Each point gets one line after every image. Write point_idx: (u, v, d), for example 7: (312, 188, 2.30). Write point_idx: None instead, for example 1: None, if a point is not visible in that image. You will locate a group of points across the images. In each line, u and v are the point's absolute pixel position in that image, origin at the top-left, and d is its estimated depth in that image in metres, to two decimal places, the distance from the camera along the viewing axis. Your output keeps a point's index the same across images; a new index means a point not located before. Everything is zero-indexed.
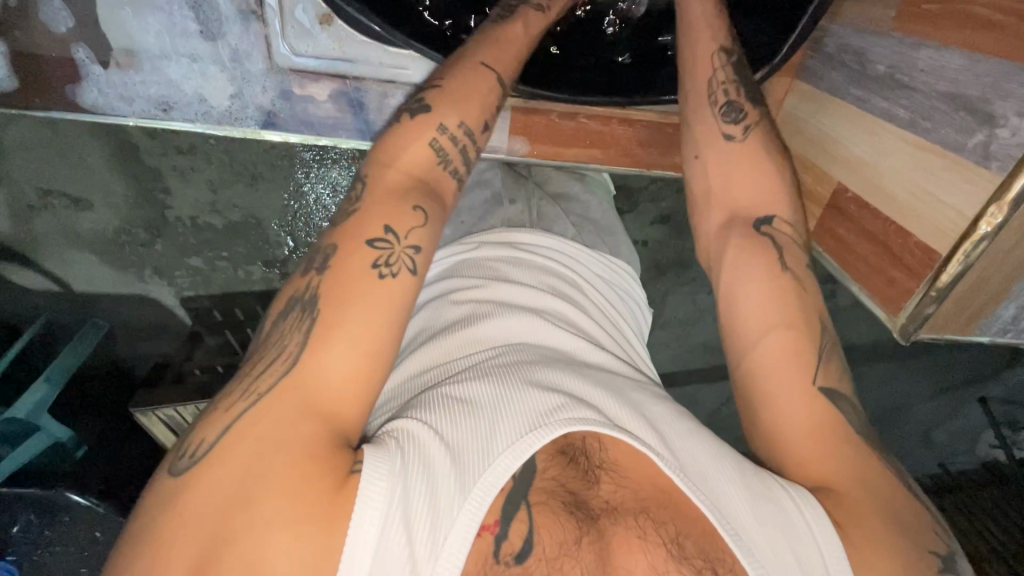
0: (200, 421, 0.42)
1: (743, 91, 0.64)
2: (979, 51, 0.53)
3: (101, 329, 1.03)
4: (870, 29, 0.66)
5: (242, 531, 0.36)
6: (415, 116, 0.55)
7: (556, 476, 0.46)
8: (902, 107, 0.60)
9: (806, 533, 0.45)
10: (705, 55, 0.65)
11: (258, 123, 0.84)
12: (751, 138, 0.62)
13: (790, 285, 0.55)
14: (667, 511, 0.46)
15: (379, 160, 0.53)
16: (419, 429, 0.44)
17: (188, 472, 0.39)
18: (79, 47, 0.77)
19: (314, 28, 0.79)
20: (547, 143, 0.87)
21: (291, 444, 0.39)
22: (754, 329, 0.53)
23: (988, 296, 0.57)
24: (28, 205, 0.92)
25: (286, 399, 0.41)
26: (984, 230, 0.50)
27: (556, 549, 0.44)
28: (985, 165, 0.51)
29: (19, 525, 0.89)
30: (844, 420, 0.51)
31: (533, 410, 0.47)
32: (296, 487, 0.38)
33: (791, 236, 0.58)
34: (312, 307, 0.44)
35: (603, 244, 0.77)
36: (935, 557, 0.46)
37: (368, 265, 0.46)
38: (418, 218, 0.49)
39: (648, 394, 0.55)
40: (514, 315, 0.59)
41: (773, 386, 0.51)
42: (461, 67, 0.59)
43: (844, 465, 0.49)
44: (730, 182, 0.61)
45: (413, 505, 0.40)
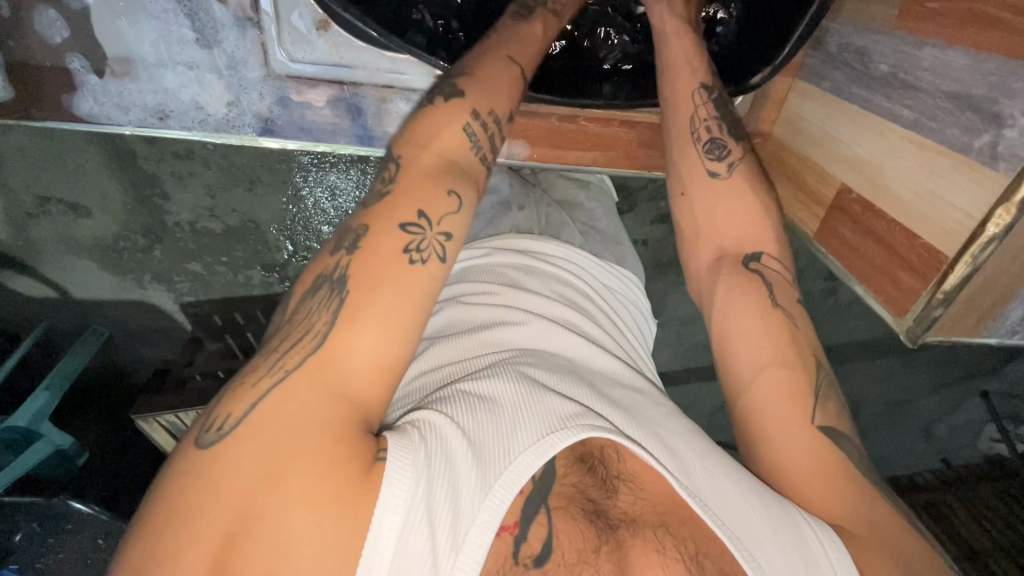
0: (224, 394, 0.41)
1: (726, 128, 0.64)
2: (984, 50, 0.52)
3: (101, 335, 1.04)
4: (871, 27, 0.65)
5: (266, 515, 0.36)
6: (450, 100, 0.55)
7: (576, 483, 0.46)
8: (905, 107, 0.60)
9: (820, 553, 0.44)
10: (685, 94, 0.65)
11: (256, 130, 0.83)
12: (737, 174, 0.62)
13: (783, 322, 0.54)
14: (687, 527, 0.46)
15: (413, 142, 0.52)
16: (442, 422, 0.43)
17: (216, 445, 0.37)
18: (74, 57, 0.77)
19: (311, 34, 0.78)
20: (547, 146, 0.87)
21: (320, 426, 0.39)
22: (749, 365, 0.53)
23: (997, 298, 0.56)
24: (26, 212, 0.91)
25: (317, 380, 0.40)
26: (992, 232, 0.50)
27: (575, 555, 0.43)
28: (993, 166, 0.50)
29: (21, 534, 0.89)
30: (846, 459, 0.50)
31: (555, 410, 0.47)
32: (321, 475, 0.37)
33: (779, 272, 0.57)
34: (341, 287, 0.44)
35: (608, 252, 0.75)
36: None
37: (400, 249, 0.46)
38: (452, 204, 0.49)
39: (664, 411, 0.54)
40: (528, 320, 0.58)
41: (772, 427, 0.51)
42: (488, 58, 0.60)
43: (845, 502, 0.48)
44: (717, 217, 0.61)
45: (436, 499, 0.39)
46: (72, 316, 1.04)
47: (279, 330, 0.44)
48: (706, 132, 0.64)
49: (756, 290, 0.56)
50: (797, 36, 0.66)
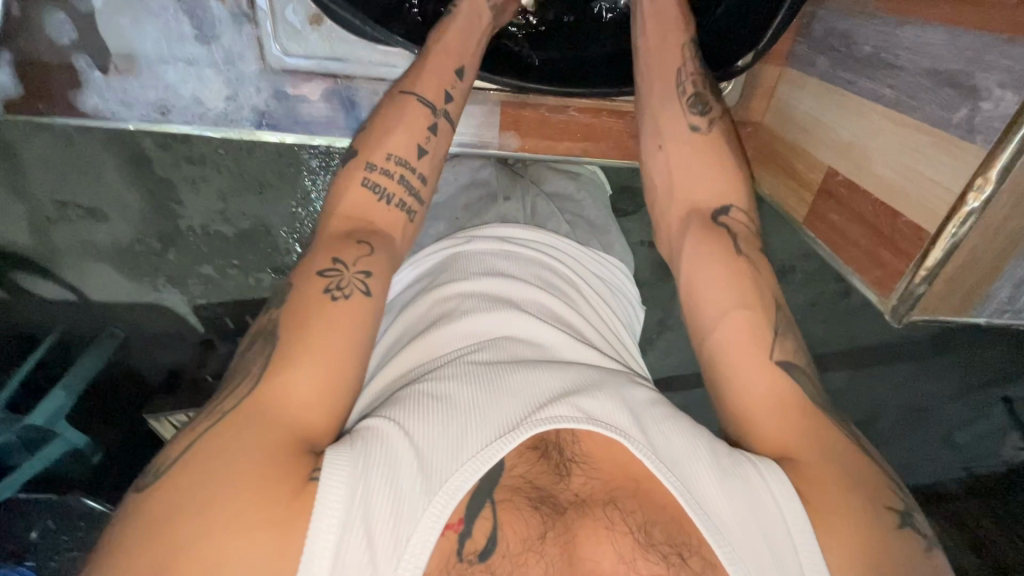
0: (173, 437, 0.44)
1: (708, 84, 0.64)
2: (960, 25, 0.52)
3: (117, 338, 1.02)
4: (855, 11, 0.65)
5: (199, 537, 0.37)
6: (348, 163, 0.59)
7: (525, 474, 0.45)
8: (887, 87, 0.60)
9: (768, 499, 0.44)
10: (674, 46, 0.64)
11: (253, 123, 0.86)
12: (716, 130, 0.62)
13: (745, 269, 0.54)
14: (636, 500, 0.45)
15: (325, 210, 0.57)
16: (388, 428, 0.44)
17: (153, 486, 0.40)
18: (80, 56, 0.80)
19: (303, 29, 0.80)
20: (538, 138, 0.88)
21: (251, 452, 0.40)
22: (713, 311, 0.53)
23: (981, 275, 0.55)
24: (46, 217, 0.94)
25: (246, 419, 0.42)
26: (972, 205, 0.49)
27: (520, 544, 0.43)
28: (969, 139, 0.50)
29: (37, 531, 0.93)
30: (805, 395, 0.49)
31: (507, 411, 0.47)
32: (250, 495, 0.39)
33: (745, 224, 0.58)
34: (273, 337, 0.47)
35: (596, 241, 0.76)
36: (893, 513, 0.45)
37: (321, 291, 0.49)
38: (362, 249, 0.53)
39: (631, 381, 0.53)
40: (496, 317, 0.58)
41: (734, 369, 0.50)
42: (391, 101, 0.62)
43: (807, 436, 0.47)
44: (689, 171, 0.61)
45: (375, 504, 0.40)
46: (91, 318, 1.03)
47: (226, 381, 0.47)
48: (692, 86, 0.63)
49: (721, 242, 0.56)
50: (778, 24, 0.66)
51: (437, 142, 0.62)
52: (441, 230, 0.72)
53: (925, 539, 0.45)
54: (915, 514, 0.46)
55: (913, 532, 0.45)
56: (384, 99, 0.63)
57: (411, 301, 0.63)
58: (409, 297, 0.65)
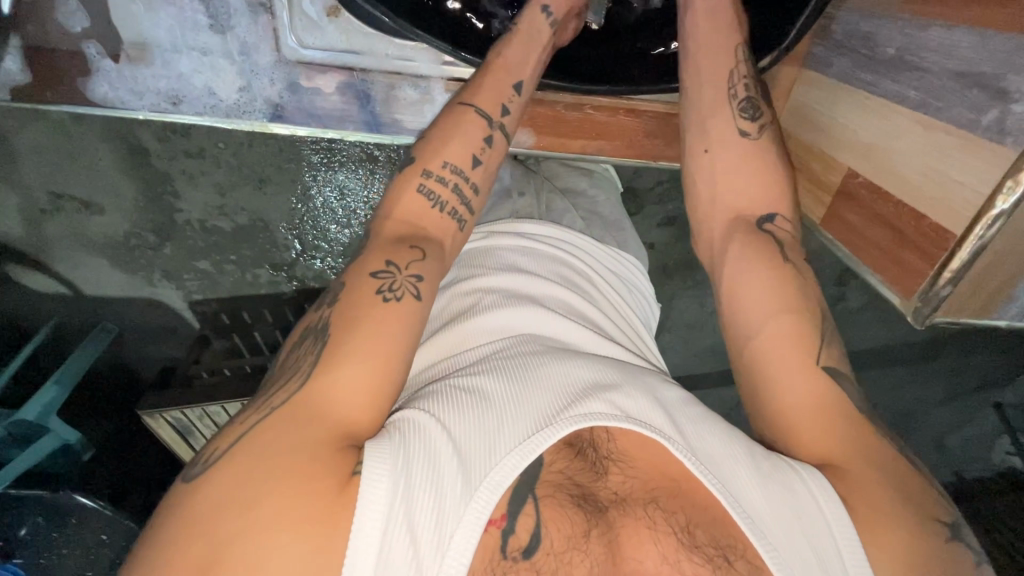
0: (219, 432, 0.44)
1: (760, 90, 0.64)
2: (990, 27, 0.52)
3: (111, 333, 1.05)
4: (877, 12, 0.66)
5: (246, 533, 0.36)
6: (404, 168, 0.58)
7: (564, 470, 0.45)
8: (912, 88, 0.60)
9: (811, 505, 0.44)
10: (721, 47, 0.64)
11: (266, 116, 0.84)
12: (766, 137, 0.62)
13: (790, 274, 0.55)
14: (677, 500, 0.45)
15: (380, 213, 0.56)
16: (425, 422, 0.43)
17: (198, 479, 0.39)
18: (91, 43, 0.78)
19: (320, 20, 0.79)
20: (552, 134, 0.87)
21: (298, 448, 0.40)
22: (756, 316, 0.53)
23: (1005, 278, 0.55)
24: (40, 209, 0.93)
25: (293, 414, 0.41)
26: (1000, 208, 0.49)
27: (564, 542, 0.43)
28: (999, 141, 0.50)
29: (26, 528, 0.87)
30: (848, 399, 0.50)
31: (543, 407, 0.46)
32: (297, 490, 0.38)
33: (790, 235, 0.58)
34: (324, 332, 0.46)
35: (611, 238, 0.76)
36: (942, 524, 0.45)
37: (373, 292, 0.48)
38: (416, 254, 0.52)
39: (661, 378, 0.53)
40: (521, 312, 0.57)
41: (777, 372, 0.50)
42: (449, 111, 0.61)
43: (844, 440, 0.48)
44: (734, 181, 0.60)
45: (417, 500, 0.39)
46: (82, 314, 1.05)
47: (273, 377, 0.47)
48: (743, 90, 0.63)
49: (767, 246, 0.56)
50: (802, 23, 0.66)
51: (490, 153, 0.61)
52: None
53: (974, 553, 0.45)
54: (964, 528, 0.46)
55: (963, 547, 0.45)
56: (444, 108, 0.62)
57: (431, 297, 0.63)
58: None
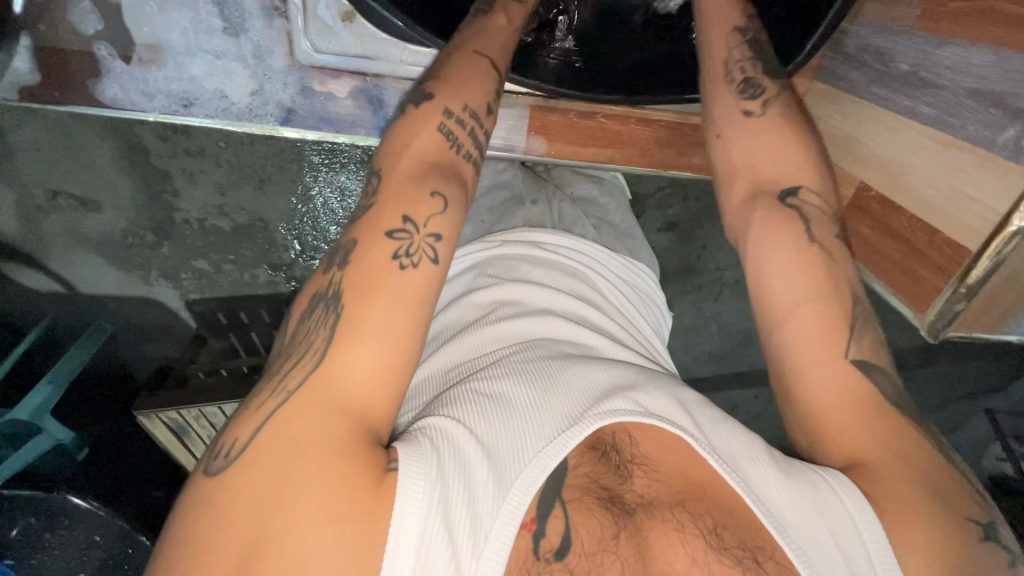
0: (230, 422, 0.42)
1: (761, 67, 0.60)
2: (1006, 47, 0.53)
3: (105, 331, 1.03)
4: (891, 28, 0.66)
5: (282, 529, 0.36)
6: (421, 104, 0.55)
7: (589, 473, 0.45)
8: (926, 104, 0.60)
9: (835, 503, 0.44)
10: (717, 37, 0.62)
11: (277, 119, 0.84)
12: (772, 112, 0.59)
13: (819, 257, 0.52)
14: (703, 503, 0.45)
15: (393, 149, 0.53)
16: (452, 427, 0.43)
17: (222, 474, 0.38)
18: (102, 45, 0.78)
19: (336, 26, 0.79)
20: (563, 142, 0.87)
21: (322, 441, 0.39)
22: (783, 304, 0.51)
23: (1018, 294, 0.56)
24: (37, 205, 0.92)
25: (314, 394, 0.40)
26: (1016, 226, 0.50)
27: (594, 544, 0.43)
28: (1016, 161, 0.51)
29: (18, 529, 0.84)
30: (880, 397, 0.48)
31: (568, 407, 0.47)
32: (330, 484, 0.37)
33: (818, 207, 0.55)
34: (336, 303, 0.44)
35: (623, 246, 0.76)
36: (972, 524, 0.44)
37: (389, 256, 0.45)
38: (435, 204, 0.49)
39: (675, 383, 0.53)
40: (534, 321, 0.58)
41: (806, 363, 0.49)
42: (457, 57, 0.60)
43: (880, 437, 0.47)
44: (753, 156, 0.58)
45: (450, 502, 0.39)
46: (77, 313, 1.04)
47: (281, 354, 0.45)
48: (740, 73, 0.60)
49: (790, 225, 0.53)
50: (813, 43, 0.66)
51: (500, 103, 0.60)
52: (467, 233, 0.72)
53: (1005, 550, 0.45)
54: (999, 528, 0.45)
55: (995, 546, 0.44)
56: (454, 53, 0.60)
57: (443, 307, 0.63)
58: (439, 304, 0.64)
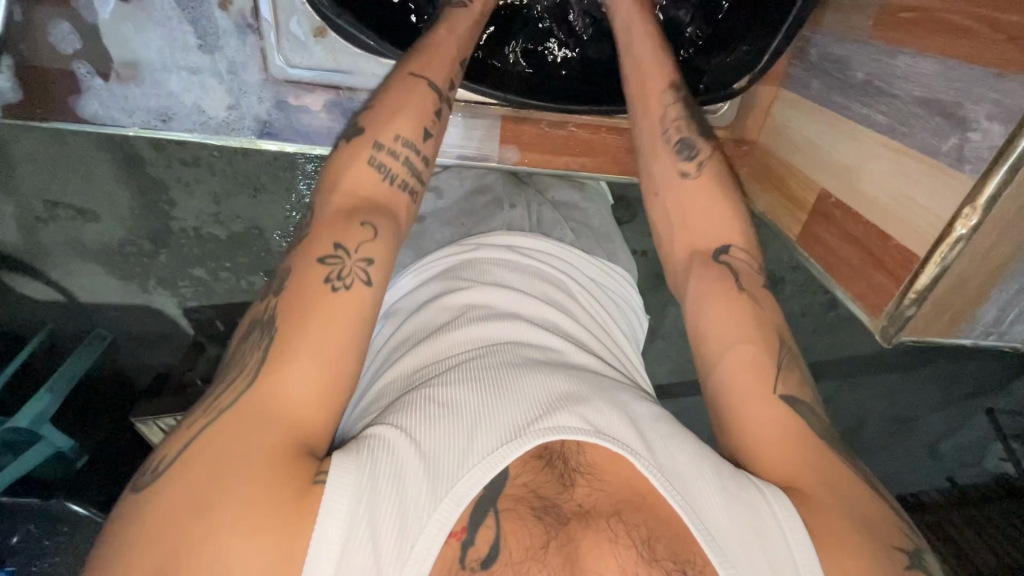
0: (167, 438, 0.45)
1: (692, 128, 0.66)
2: (952, 57, 0.54)
3: (105, 338, 1.04)
4: (850, 37, 0.67)
5: (200, 538, 0.38)
6: (352, 139, 0.58)
7: (528, 483, 0.46)
8: (881, 113, 0.61)
9: (771, 521, 0.45)
10: (654, 93, 0.67)
11: (255, 132, 0.86)
12: (706, 172, 0.64)
13: (748, 304, 0.57)
14: (640, 514, 0.46)
15: (329, 184, 0.57)
16: (393, 436, 0.44)
17: (148, 488, 0.41)
18: (81, 63, 0.80)
19: (309, 41, 0.81)
20: (537, 152, 0.89)
21: (252, 454, 0.41)
22: (717, 345, 0.55)
23: (967, 299, 0.57)
24: (37, 216, 0.93)
25: (248, 411, 0.43)
26: (960, 232, 0.51)
27: (522, 554, 0.44)
28: (958, 168, 0.52)
29: (19, 534, 0.90)
30: (808, 428, 0.51)
31: (513, 417, 0.48)
32: (257, 497, 0.39)
33: (746, 263, 0.60)
34: (271, 327, 0.47)
35: (600, 249, 0.77)
36: (901, 552, 0.46)
37: (322, 280, 0.49)
38: (367, 232, 0.52)
39: (634, 395, 0.54)
40: (499, 325, 0.58)
41: (742, 403, 0.52)
42: (395, 82, 0.62)
43: (811, 468, 0.49)
44: (687, 214, 0.63)
45: (381, 509, 0.41)
46: (78, 320, 1.05)
47: (222, 371, 0.48)
48: (676, 132, 0.66)
49: (722, 278, 0.58)
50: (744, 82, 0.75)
51: (440, 126, 0.62)
52: (446, 236, 0.73)
53: None
54: (925, 553, 0.47)
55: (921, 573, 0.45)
56: (389, 79, 0.62)
57: (419, 307, 0.64)
58: (415, 303, 0.65)
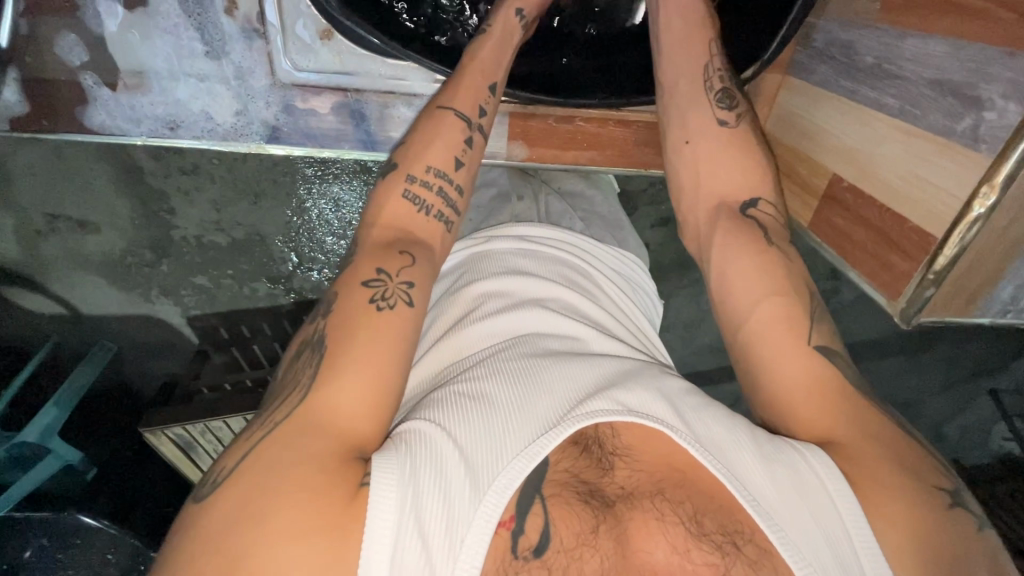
0: (223, 453, 0.45)
1: (732, 81, 0.68)
2: (962, 38, 0.54)
3: (110, 350, 1.05)
4: (857, 21, 0.68)
5: (256, 547, 0.38)
6: (387, 176, 0.60)
7: (570, 468, 0.47)
8: (891, 95, 0.62)
9: (815, 482, 0.46)
10: (698, 40, 0.68)
11: (263, 137, 0.86)
12: (744, 124, 0.66)
13: (777, 257, 0.57)
14: (682, 491, 0.47)
15: (369, 217, 0.58)
16: (431, 431, 0.45)
17: (208, 497, 0.41)
18: (88, 74, 0.80)
19: (314, 43, 0.81)
20: (544, 146, 0.89)
21: (304, 459, 0.41)
22: (748, 299, 0.55)
23: (988, 276, 0.57)
24: (37, 229, 0.93)
25: (298, 423, 0.43)
26: (978, 212, 0.51)
27: (573, 539, 0.44)
28: (974, 148, 0.52)
29: (31, 550, 0.85)
30: (839, 375, 0.52)
31: (548, 410, 0.49)
32: (310, 501, 0.39)
33: (773, 216, 0.61)
34: (321, 344, 0.48)
35: (612, 237, 0.78)
36: (944, 492, 0.47)
37: (366, 301, 0.50)
38: (405, 260, 0.53)
39: (660, 372, 0.55)
40: (521, 315, 0.59)
41: (769, 355, 0.53)
42: (427, 114, 0.64)
43: (846, 420, 0.50)
44: (714, 170, 0.64)
45: (427, 505, 0.41)
46: (81, 333, 1.06)
47: (274, 390, 0.49)
48: (720, 82, 0.67)
49: (753, 231, 0.59)
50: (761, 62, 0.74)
51: (472, 155, 0.63)
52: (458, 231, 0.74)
53: (977, 518, 0.47)
54: (965, 494, 0.48)
55: (965, 511, 0.46)
56: (420, 117, 0.65)
57: (439, 301, 0.64)
58: (433, 299, 0.65)
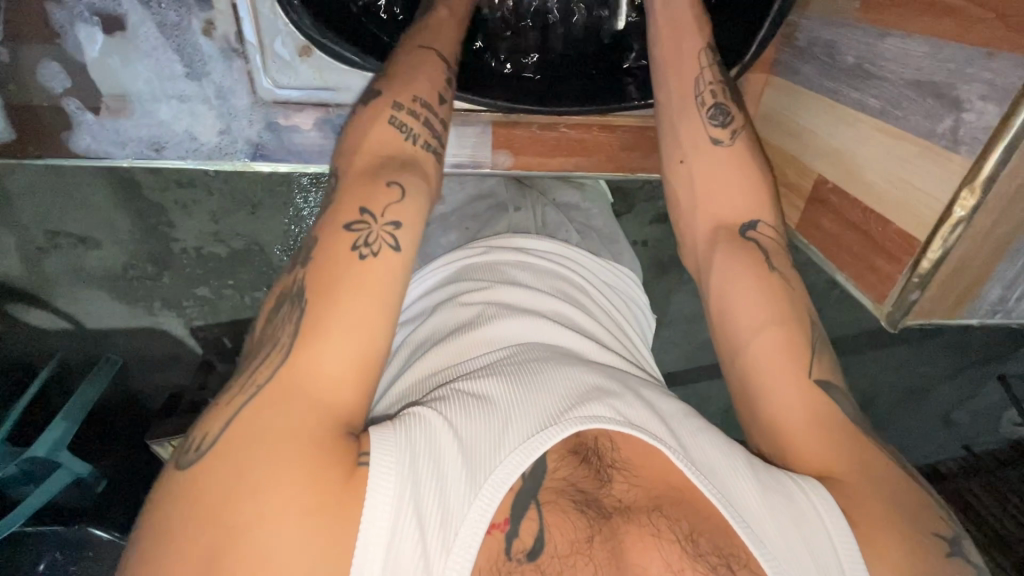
0: (203, 415, 0.44)
1: (729, 93, 0.66)
2: (939, 37, 0.53)
3: (116, 363, 1.03)
4: (836, 20, 0.67)
5: (249, 520, 0.38)
6: (370, 104, 0.58)
7: (567, 477, 0.47)
8: (872, 96, 0.61)
9: (813, 516, 0.46)
10: (693, 55, 0.67)
11: (247, 155, 0.86)
12: (739, 141, 0.64)
13: (779, 285, 0.56)
14: (679, 508, 0.47)
15: (350, 150, 0.56)
16: (431, 419, 0.45)
17: (193, 462, 0.40)
18: (70, 99, 0.80)
19: (294, 60, 0.81)
20: (529, 154, 0.88)
21: (294, 430, 0.41)
22: (750, 325, 0.55)
23: (974, 279, 0.56)
24: (38, 246, 0.94)
25: (281, 393, 0.42)
26: (960, 213, 0.50)
27: (568, 546, 0.44)
28: (954, 150, 0.52)
29: (44, 563, 0.89)
30: (840, 414, 0.52)
31: (547, 405, 0.48)
32: (302, 484, 0.39)
33: (774, 240, 0.60)
34: (301, 297, 0.46)
35: (606, 251, 0.77)
36: (941, 540, 0.47)
37: (348, 248, 0.48)
38: (393, 194, 0.51)
39: (660, 391, 0.55)
40: (519, 321, 0.59)
41: (768, 383, 0.52)
42: (411, 53, 0.63)
43: (843, 456, 0.50)
44: (711, 189, 0.63)
45: (424, 499, 0.41)
46: (88, 345, 1.05)
47: (255, 345, 0.47)
48: (711, 97, 0.66)
49: (754, 255, 0.58)
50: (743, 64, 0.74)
51: (452, 90, 0.63)
52: (453, 240, 0.73)
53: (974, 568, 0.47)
54: (964, 542, 0.48)
55: (961, 561, 0.47)
56: (400, 51, 0.63)
57: (436, 306, 0.63)
58: (430, 307, 0.65)
